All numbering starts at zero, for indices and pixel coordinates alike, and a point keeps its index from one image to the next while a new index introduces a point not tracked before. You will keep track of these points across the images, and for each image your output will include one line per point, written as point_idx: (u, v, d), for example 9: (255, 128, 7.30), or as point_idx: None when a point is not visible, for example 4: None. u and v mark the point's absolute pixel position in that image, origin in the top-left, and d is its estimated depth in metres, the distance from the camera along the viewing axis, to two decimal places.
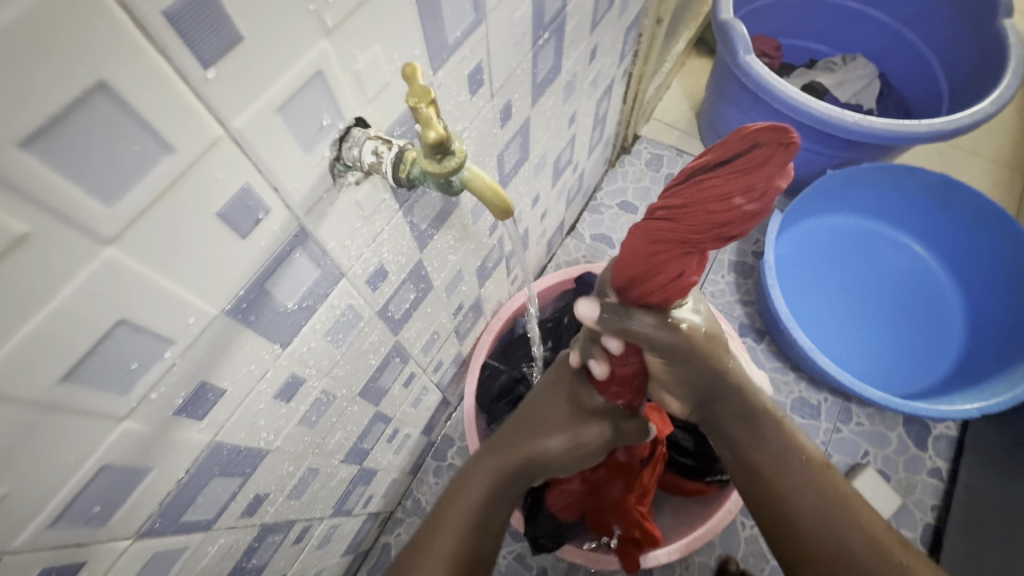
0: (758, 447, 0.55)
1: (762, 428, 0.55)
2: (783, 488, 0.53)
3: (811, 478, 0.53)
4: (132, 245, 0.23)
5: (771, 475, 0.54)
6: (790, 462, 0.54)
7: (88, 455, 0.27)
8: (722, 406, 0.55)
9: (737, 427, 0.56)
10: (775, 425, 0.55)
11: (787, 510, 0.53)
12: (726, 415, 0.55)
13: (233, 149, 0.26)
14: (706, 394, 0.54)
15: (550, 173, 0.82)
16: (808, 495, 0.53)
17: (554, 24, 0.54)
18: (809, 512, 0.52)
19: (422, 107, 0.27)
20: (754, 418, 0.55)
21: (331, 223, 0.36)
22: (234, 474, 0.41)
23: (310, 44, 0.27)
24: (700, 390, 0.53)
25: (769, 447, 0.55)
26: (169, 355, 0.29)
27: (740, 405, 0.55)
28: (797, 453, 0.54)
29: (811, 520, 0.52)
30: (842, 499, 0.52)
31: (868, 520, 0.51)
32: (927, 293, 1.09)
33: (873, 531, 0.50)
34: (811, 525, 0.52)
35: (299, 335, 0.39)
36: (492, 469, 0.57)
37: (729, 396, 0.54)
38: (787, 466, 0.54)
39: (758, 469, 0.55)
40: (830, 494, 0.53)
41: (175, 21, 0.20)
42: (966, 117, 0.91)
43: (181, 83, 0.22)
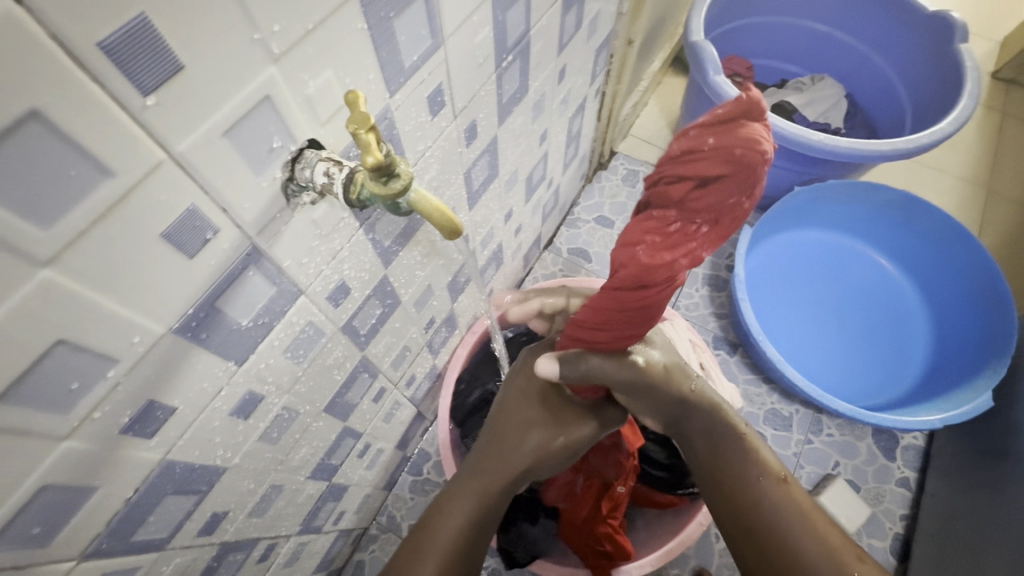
0: (724, 462, 0.59)
1: (726, 443, 0.58)
2: (748, 500, 0.57)
3: (772, 490, 0.57)
4: (71, 265, 0.24)
5: (736, 489, 0.58)
6: (752, 475, 0.57)
7: (28, 474, 0.27)
8: (688, 422, 0.59)
9: (704, 442, 0.59)
10: (738, 441, 0.59)
11: (751, 523, 0.56)
12: (693, 430, 0.59)
13: (178, 172, 0.26)
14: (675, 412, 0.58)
15: (523, 189, 0.84)
16: (770, 508, 0.56)
17: (518, 47, 0.56)
18: (772, 524, 0.55)
19: (361, 133, 0.28)
20: (718, 433, 0.58)
21: (286, 242, 0.36)
22: (189, 492, 0.41)
23: (256, 71, 0.28)
24: (669, 407, 0.57)
25: (734, 463, 0.58)
26: (113, 374, 0.29)
27: (706, 423, 0.58)
28: (759, 467, 0.58)
29: (772, 532, 0.55)
30: (801, 510, 0.56)
31: (827, 531, 0.54)
32: (893, 307, 1.11)
33: (831, 541, 0.53)
34: (774, 536, 0.55)
35: (255, 352, 0.40)
36: (475, 491, 0.57)
37: (691, 411, 0.58)
38: (750, 479, 0.57)
39: (724, 483, 0.58)
40: (791, 505, 0.56)
41: (111, 52, 0.21)
42: (924, 137, 0.94)
43: (119, 109, 0.22)
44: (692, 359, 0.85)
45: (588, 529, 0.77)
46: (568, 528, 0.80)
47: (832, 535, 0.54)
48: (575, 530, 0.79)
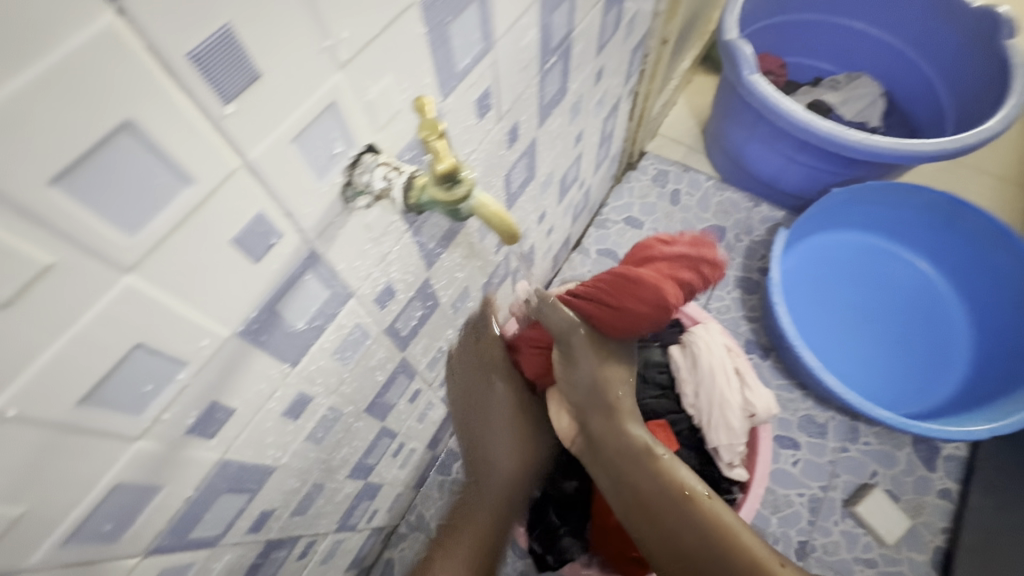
0: (638, 482, 0.59)
1: (641, 465, 0.59)
2: (665, 520, 0.58)
3: (685, 509, 0.57)
4: (151, 271, 0.24)
5: (653, 509, 0.59)
6: (668, 493, 0.58)
7: (103, 473, 0.28)
8: (603, 439, 0.60)
9: (621, 464, 0.60)
10: (652, 460, 0.59)
11: (671, 542, 0.58)
12: (608, 453, 0.60)
13: (249, 179, 0.27)
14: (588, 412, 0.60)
15: (556, 190, 0.83)
16: (684, 526, 0.57)
17: (561, 48, 0.55)
18: (690, 541, 0.57)
19: (433, 139, 0.29)
20: (635, 453, 0.59)
21: (341, 245, 0.36)
22: (241, 490, 0.42)
23: (324, 77, 0.28)
24: (586, 402, 0.59)
25: (648, 481, 0.59)
26: (182, 376, 0.29)
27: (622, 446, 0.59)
28: (675, 486, 0.58)
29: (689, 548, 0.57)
30: (716, 528, 0.57)
31: (744, 543, 0.57)
32: (931, 311, 1.08)
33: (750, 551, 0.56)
34: (695, 553, 0.57)
35: (307, 354, 0.40)
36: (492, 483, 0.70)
37: (602, 423, 0.59)
38: (667, 500, 0.58)
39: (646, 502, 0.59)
40: (704, 523, 0.57)
41: (198, 61, 0.21)
42: (971, 136, 0.91)
43: (202, 117, 0.23)
44: (726, 363, 0.83)
45: (621, 534, 0.76)
46: (600, 531, 0.79)
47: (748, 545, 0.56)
48: (608, 534, 0.78)
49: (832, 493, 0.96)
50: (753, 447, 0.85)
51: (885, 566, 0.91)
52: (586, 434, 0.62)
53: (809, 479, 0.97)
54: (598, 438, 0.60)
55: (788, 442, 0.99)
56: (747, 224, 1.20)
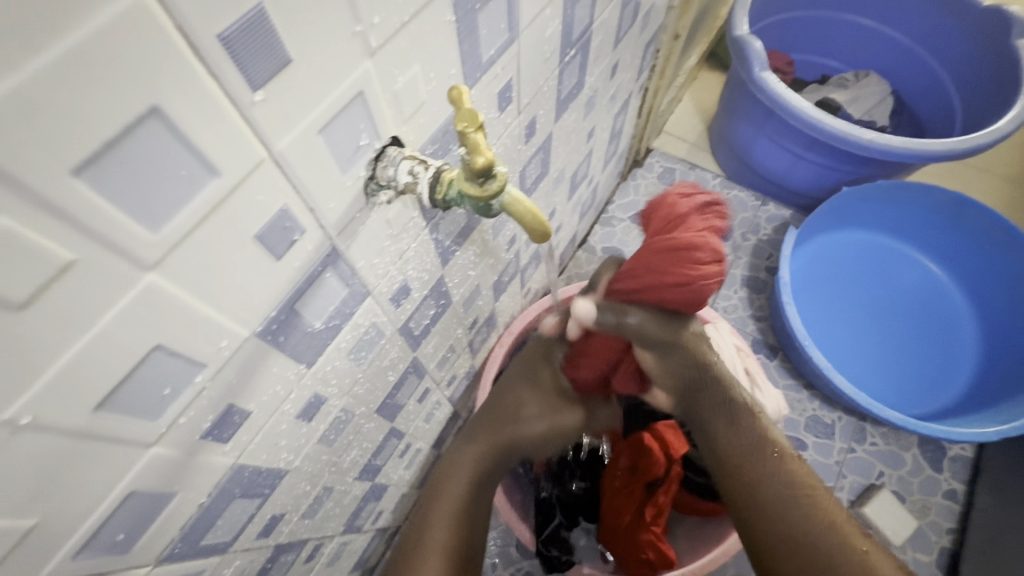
0: (730, 439, 0.57)
1: (738, 422, 0.57)
2: (757, 482, 0.54)
3: (779, 468, 0.54)
4: (173, 269, 0.23)
5: (750, 467, 0.55)
6: (764, 454, 0.55)
7: (117, 482, 0.26)
8: (709, 402, 0.58)
9: (717, 419, 0.58)
10: (752, 420, 0.58)
11: (769, 510, 0.53)
12: (707, 408, 0.59)
13: (275, 171, 0.25)
14: (687, 394, 0.59)
15: (567, 187, 0.82)
16: (780, 487, 0.53)
17: (581, 41, 0.54)
18: (787, 514, 0.52)
19: (471, 132, 0.27)
20: (728, 411, 0.58)
21: (362, 242, 0.35)
22: (253, 495, 0.40)
23: (353, 65, 0.26)
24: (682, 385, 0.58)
25: (742, 436, 0.57)
26: (199, 379, 0.28)
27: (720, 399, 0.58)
28: (769, 444, 0.56)
29: (787, 524, 0.51)
30: (805, 489, 0.53)
31: (834, 511, 0.52)
32: (938, 312, 1.08)
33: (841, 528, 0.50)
34: (796, 532, 0.50)
35: (323, 355, 0.38)
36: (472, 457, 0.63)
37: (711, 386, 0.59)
38: (758, 454, 0.55)
39: (737, 459, 0.56)
40: (795, 482, 0.54)
41: (229, 44, 0.20)
42: (983, 136, 0.90)
43: (230, 105, 0.21)
44: (736, 362, 0.82)
45: (631, 536, 0.75)
46: (610, 532, 0.78)
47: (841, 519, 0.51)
48: (617, 536, 0.77)
49: (839, 494, 0.96)
50: None
51: None
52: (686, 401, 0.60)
53: None
54: (695, 395, 0.58)
55: (795, 443, 0.99)
56: (754, 223, 1.19)
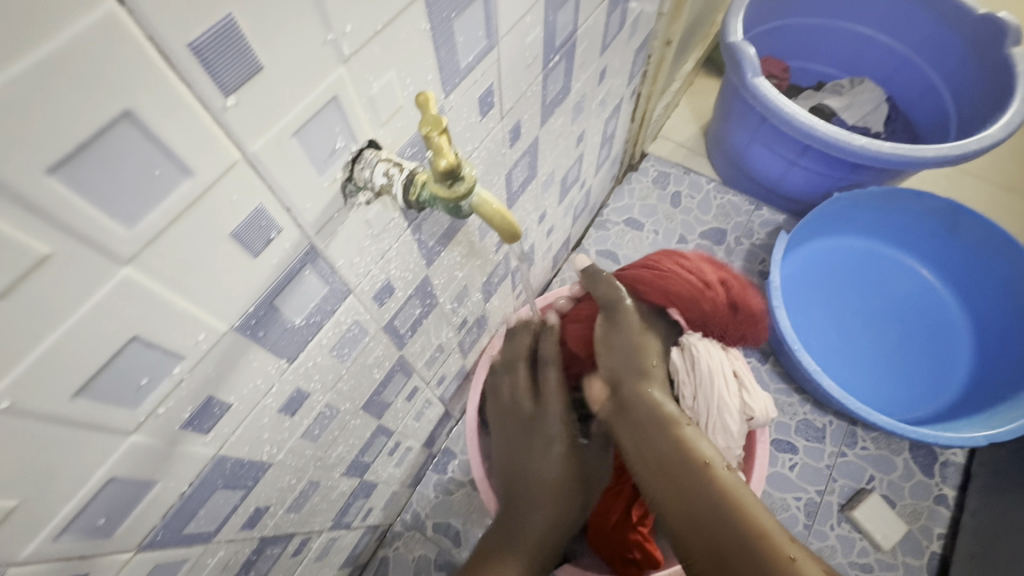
0: (658, 450, 0.57)
1: (663, 431, 0.58)
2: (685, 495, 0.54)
3: (706, 480, 0.54)
4: (148, 263, 0.24)
5: (679, 479, 0.54)
6: (691, 464, 0.55)
7: (97, 468, 0.28)
8: (634, 403, 0.61)
9: (645, 424, 0.59)
10: (674, 429, 0.58)
11: (696, 523, 0.52)
12: (635, 414, 0.61)
13: (249, 172, 0.26)
14: (618, 376, 0.63)
15: (557, 190, 0.83)
16: (703, 496, 0.53)
17: (565, 47, 0.55)
18: (712, 527, 0.51)
19: (434, 135, 0.28)
20: (657, 415, 0.59)
21: (341, 241, 0.36)
22: (237, 486, 0.41)
23: (327, 71, 0.27)
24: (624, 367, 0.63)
25: (667, 442, 0.57)
26: (178, 370, 0.29)
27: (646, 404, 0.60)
28: (696, 454, 0.56)
29: (713, 536, 0.50)
30: (734, 502, 0.52)
31: (762, 520, 0.50)
32: (930, 318, 1.08)
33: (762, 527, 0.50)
34: (723, 544, 0.50)
35: (305, 350, 0.39)
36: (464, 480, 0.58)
37: (634, 387, 0.61)
38: (682, 461, 0.55)
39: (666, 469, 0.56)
40: (722, 496, 0.52)
41: (200, 52, 0.21)
42: (973, 142, 0.91)
43: (202, 110, 0.22)
44: (726, 365, 0.83)
45: (618, 536, 0.76)
46: (596, 532, 0.79)
47: (771, 529, 0.50)
48: (605, 536, 0.78)
49: (829, 498, 0.96)
50: (751, 450, 0.86)
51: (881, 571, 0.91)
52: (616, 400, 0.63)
53: (806, 483, 0.97)
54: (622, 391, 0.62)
55: (785, 446, 0.99)
56: (747, 227, 1.20)
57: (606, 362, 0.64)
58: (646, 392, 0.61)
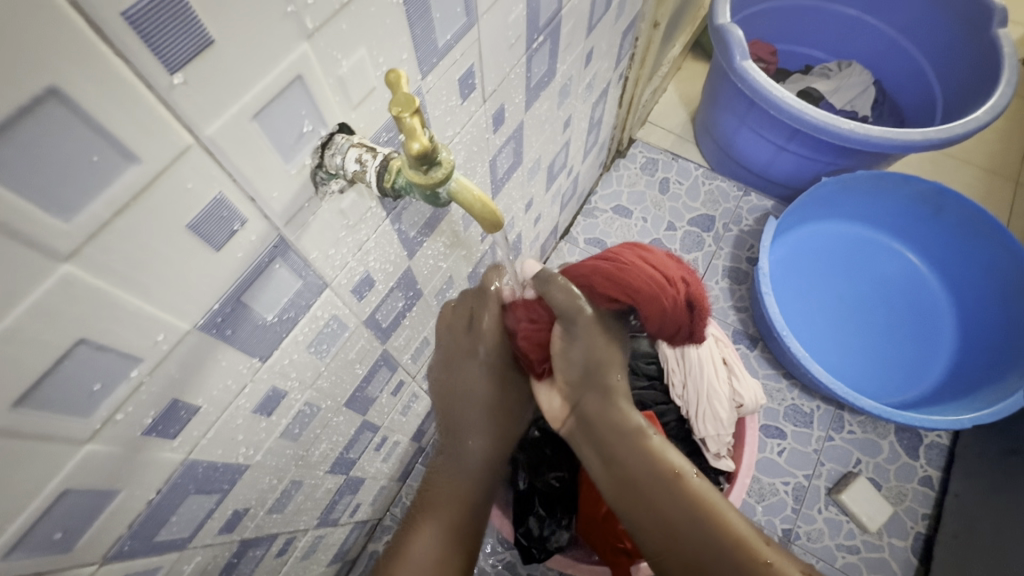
0: (625, 464, 0.52)
1: (632, 443, 0.52)
2: (641, 507, 0.51)
3: (672, 490, 0.50)
4: (92, 259, 0.22)
5: (639, 492, 0.51)
6: (661, 476, 0.51)
7: (49, 480, 0.26)
8: (597, 421, 0.54)
9: (610, 441, 0.53)
10: (638, 439, 0.53)
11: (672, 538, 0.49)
12: (595, 428, 0.55)
13: (205, 159, 0.24)
14: (579, 394, 0.56)
15: (544, 177, 0.81)
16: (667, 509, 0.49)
17: (549, 27, 0.53)
18: (694, 545, 0.48)
19: (406, 117, 0.26)
20: (618, 428, 0.53)
21: (314, 233, 0.34)
22: (211, 491, 0.40)
23: (289, 47, 0.25)
24: (580, 380, 0.55)
25: (631, 459, 0.52)
26: (136, 373, 0.27)
27: (599, 415, 0.55)
28: (665, 463, 0.51)
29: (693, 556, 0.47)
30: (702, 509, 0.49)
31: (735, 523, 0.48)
32: (916, 302, 1.09)
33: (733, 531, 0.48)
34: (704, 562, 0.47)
35: (280, 347, 0.38)
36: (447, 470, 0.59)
37: (598, 403, 0.55)
38: (641, 475, 0.51)
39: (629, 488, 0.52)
40: (691, 505, 0.49)
41: (136, 22, 0.19)
42: (960, 126, 0.90)
43: (144, 87, 0.20)
44: (715, 353, 0.82)
45: (609, 526, 0.76)
46: (589, 522, 0.79)
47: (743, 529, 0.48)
48: (596, 525, 0.78)
49: (817, 482, 0.97)
50: (741, 437, 0.85)
51: (868, 553, 0.92)
52: (578, 413, 0.57)
53: (794, 468, 0.97)
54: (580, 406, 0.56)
55: (774, 432, 1.00)
56: (736, 214, 1.19)
57: (568, 371, 0.56)
58: (611, 402, 0.54)
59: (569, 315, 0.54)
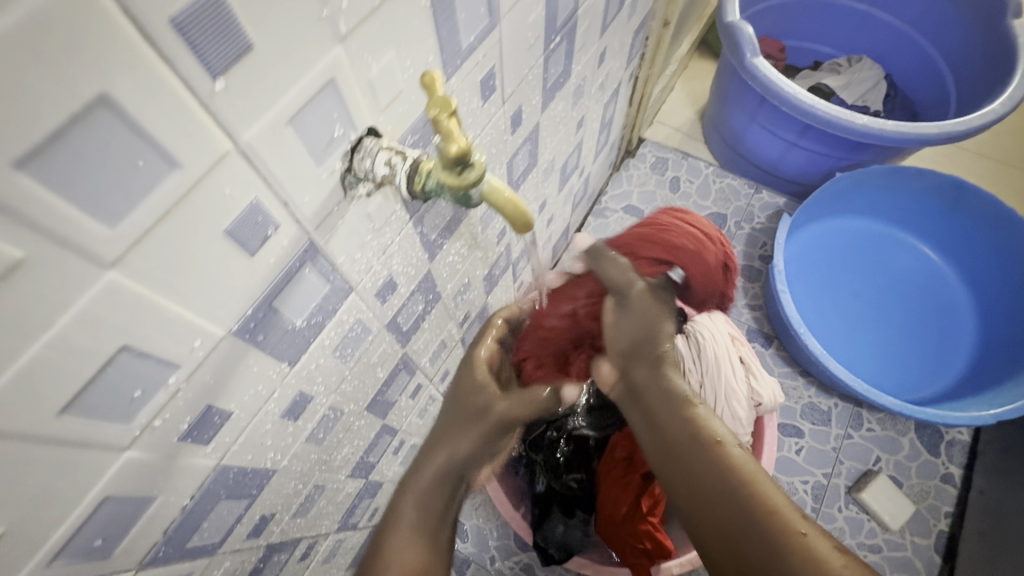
0: (665, 427, 0.58)
1: (676, 408, 0.58)
2: (679, 467, 0.55)
3: (715, 457, 0.53)
4: (135, 266, 0.22)
5: (681, 457, 0.55)
6: (700, 441, 0.55)
7: (91, 487, 0.26)
8: (647, 388, 0.62)
9: (657, 406, 0.60)
10: (686, 409, 0.58)
11: (709, 502, 0.51)
12: (643, 395, 0.62)
13: (242, 164, 0.24)
14: (630, 364, 0.64)
15: (557, 178, 0.81)
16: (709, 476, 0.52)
17: (566, 27, 0.53)
18: (729, 513, 0.49)
19: (443, 118, 0.26)
20: (670, 395, 0.60)
21: (341, 236, 0.34)
22: (240, 496, 0.40)
23: (323, 51, 0.25)
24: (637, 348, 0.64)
25: (676, 424, 0.57)
26: (174, 380, 0.27)
27: (651, 381, 0.61)
28: (706, 432, 0.55)
29: (726, 522, 0.49)
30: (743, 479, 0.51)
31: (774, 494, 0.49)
32: (933, 296, 1.08)
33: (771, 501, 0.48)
34: (740, 530, 0.48)
35: (307, 352, 0.38)
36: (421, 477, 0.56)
37: (649, 371, 0.62)
38: (687, 441, 0.55)
39: (672, 451, 0.56)
40: (732, 474, 0.51)
41: (183, 28, 0.19)
42: (976, 118, 0.89)
43: (187, 93, 0.20)
44: (731, 352, 0.82)
45: (628, 527, 0.76)
46: (605, 523, 0.79)
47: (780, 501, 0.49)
48: (614, 527, 0.77)
49: (836, 480, 0.96)
50: (760, 436, 0.85)
51: (890, 551, 0.91)
52: (626, 382, 0.64)
53: (812, 467, 0.96)
54: (632, 376, 0.63)
55: (791, 430, 0.99)
56: (748, 211, 1.18)
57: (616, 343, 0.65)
58: (659, 372, 0.62)
59: (622, 289, 0.67)
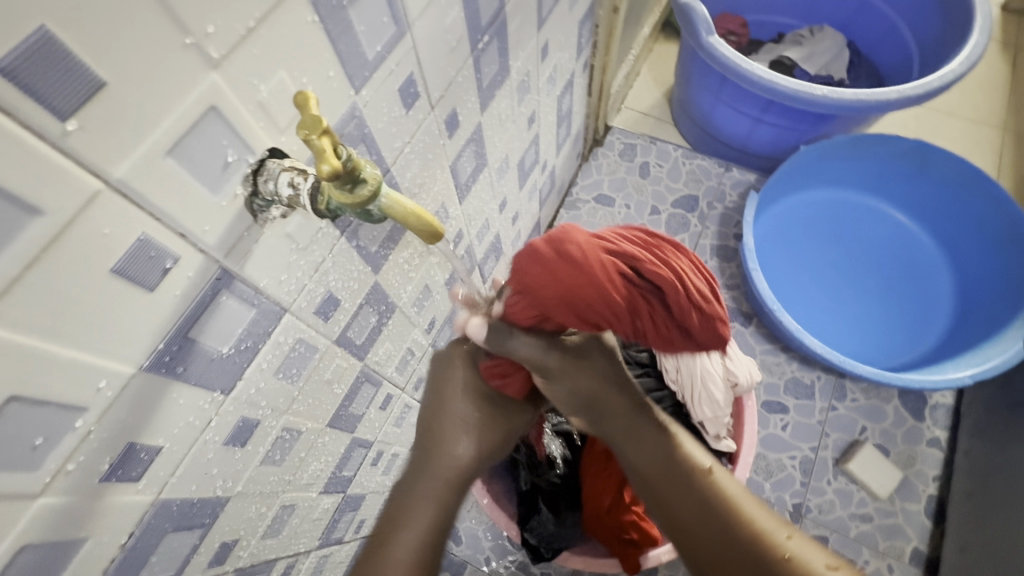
0: (653, 462, 0.57)
1: (648, 442, 0.57)
2: (677, 497, 0.55)
3: (703, 483, 0.56)
4: (10, 317, 0.22)
5: (679, 486, 0.56)
6: (688, 476, 0.56)
7: (2, 538, 0.26)
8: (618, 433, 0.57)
9: (637, 448, 0.57)
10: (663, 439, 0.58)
11: (712, 528, 0.53)
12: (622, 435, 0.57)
13: (120, 203, 0.24)
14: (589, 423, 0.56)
15: (515, 175, 0.81)
16: (701, 500, 0.55)
17: (494, 26, 0.52)
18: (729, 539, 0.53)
19: (315, 138, 0.26)
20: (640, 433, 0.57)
21: (259, 260, 0.34)
22: (192, 526, 0.40)
23: (196, 79, 0.25)
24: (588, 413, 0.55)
25: (658, 459, 0.57)
26: (81, 423, 0.27)
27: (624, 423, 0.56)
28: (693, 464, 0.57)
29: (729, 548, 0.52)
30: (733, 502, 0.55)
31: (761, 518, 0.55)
32: (909, 261, 1.08)
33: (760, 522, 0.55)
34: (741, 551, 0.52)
35: (243, 378, 0.37)
36: None
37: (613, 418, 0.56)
38: (676, 473, 0.56)
39: (658, 480, 0.56)
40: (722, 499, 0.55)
41: (14, 74, 0.19)
42: (934, 79, 0.88)
43: (36, 139, 0.20)
44: None
45: (612, 520, 0.76)
46: (593, 517, 0.78)
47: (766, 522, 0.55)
48: (599, 520, 0.77)
49: (823, 453, 0.96)
50: (740, 415, 0.85)
51: (880, 519, 0.91)
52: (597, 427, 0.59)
53: (799, 441, 0.96)
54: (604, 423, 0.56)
55: (776, 407, 0.99)
56: (719, 191, 1.18)
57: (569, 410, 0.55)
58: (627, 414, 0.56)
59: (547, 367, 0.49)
